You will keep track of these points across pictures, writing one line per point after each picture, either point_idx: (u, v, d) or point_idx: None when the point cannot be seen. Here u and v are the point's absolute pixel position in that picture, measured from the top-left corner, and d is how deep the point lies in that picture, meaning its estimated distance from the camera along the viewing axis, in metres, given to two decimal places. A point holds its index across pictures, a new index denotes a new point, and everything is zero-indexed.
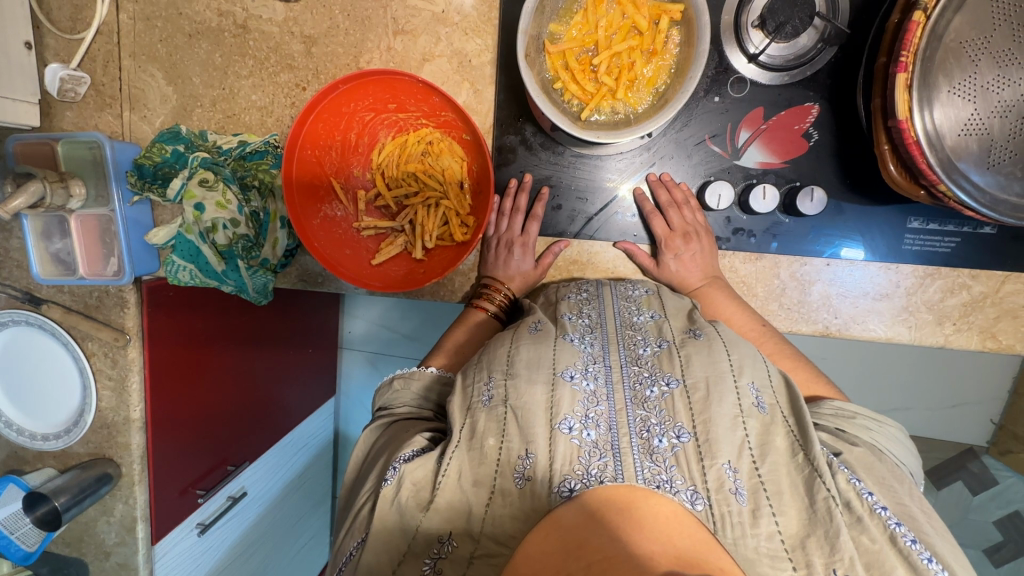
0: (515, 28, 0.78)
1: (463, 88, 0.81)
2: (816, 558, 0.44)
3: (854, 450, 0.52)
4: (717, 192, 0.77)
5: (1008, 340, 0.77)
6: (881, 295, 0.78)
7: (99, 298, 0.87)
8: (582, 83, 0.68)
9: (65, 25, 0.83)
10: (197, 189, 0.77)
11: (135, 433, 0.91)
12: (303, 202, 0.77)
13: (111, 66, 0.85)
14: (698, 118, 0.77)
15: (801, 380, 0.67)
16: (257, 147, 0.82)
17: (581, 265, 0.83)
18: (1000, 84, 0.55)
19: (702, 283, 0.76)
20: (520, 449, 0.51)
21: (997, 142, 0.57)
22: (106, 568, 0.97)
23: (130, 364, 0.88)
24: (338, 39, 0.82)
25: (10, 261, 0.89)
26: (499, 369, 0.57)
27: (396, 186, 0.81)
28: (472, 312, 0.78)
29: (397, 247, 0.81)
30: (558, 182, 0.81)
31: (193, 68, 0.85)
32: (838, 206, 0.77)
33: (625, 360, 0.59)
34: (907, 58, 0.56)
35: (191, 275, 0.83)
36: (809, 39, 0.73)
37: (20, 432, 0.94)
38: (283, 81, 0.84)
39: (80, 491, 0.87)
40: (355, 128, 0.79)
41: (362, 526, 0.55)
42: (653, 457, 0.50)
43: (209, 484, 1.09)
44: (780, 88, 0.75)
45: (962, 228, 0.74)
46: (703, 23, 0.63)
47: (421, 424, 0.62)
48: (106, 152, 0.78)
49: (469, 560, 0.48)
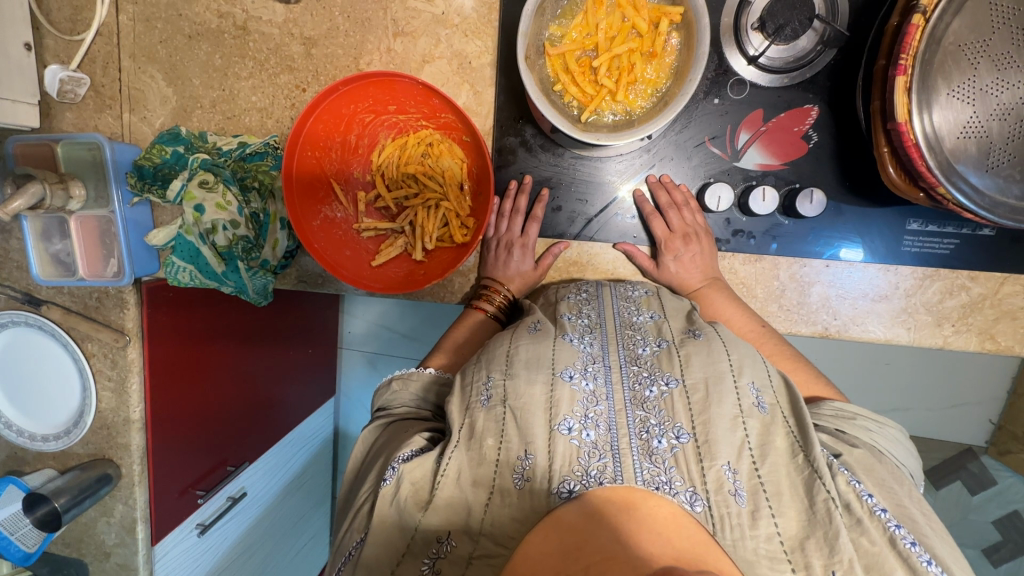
0: (515, 30, 0.78)
1: (462, 89, 0.82)
2: (815, 559, 0.44)
3: (854, 451, 0.53)
4: (717, 194, 0.77)
5: (1007, 341, 0.77)
6: (880, 296, 0.78)
7: (99, 299, 0.87)
8: (582, 85, 0.68)
9: (65, 26, 0.83)
10: (198, 191, 0.77)
11: (135, 434, 0.91)
12: (303, 203, 0.77)
13: (111, 67, 0.85)
14: (698, 120, 0.77)
15: (800, 382, 0.67)
16: (257, 148, 0.82)
17: (581, 266, 0.83)
18: (998, 88, 0.56)
19: (702, 285, 0.76)
20: (519, 449, 0.52)
21: (996, 145, 0.57)
22: (106, 569, 0.97)
23: (130, 364, 0.88)
24: (338, 41, 0.82)
25: (9, 262, 0.89)
26: (498, 369, 0.57)
27: (396, 188, 0.81)
28: (472, 313, 0.78)
29: (397, 248, 0.81)
30: (558, 183, 0.82)
31: (193, 69, 0.85)
32: (837, 208, 0.77)
33: (625, 360, 0.59)
34: (907, 62, 0.57)
35: (191, 276, 0.83)
36: (809, 41, 0.73)
37: (20, 432, 0.94)
38: (283, 82, 0.84)
39: (80, 492, 0.87)
40: (354, 130, 0.79)
41: (362, 525, 0.55)
42: (653, 458, 0.50)
43: (209, 484, 1.09)
44: (780, 90, 0.76)
45: (961, 230, 0.75)
46: (703, 25, 0.63)
47: (420, 424, 0.63)
48: (106, 153, 0.78)
49: (468, 560, 0.48)
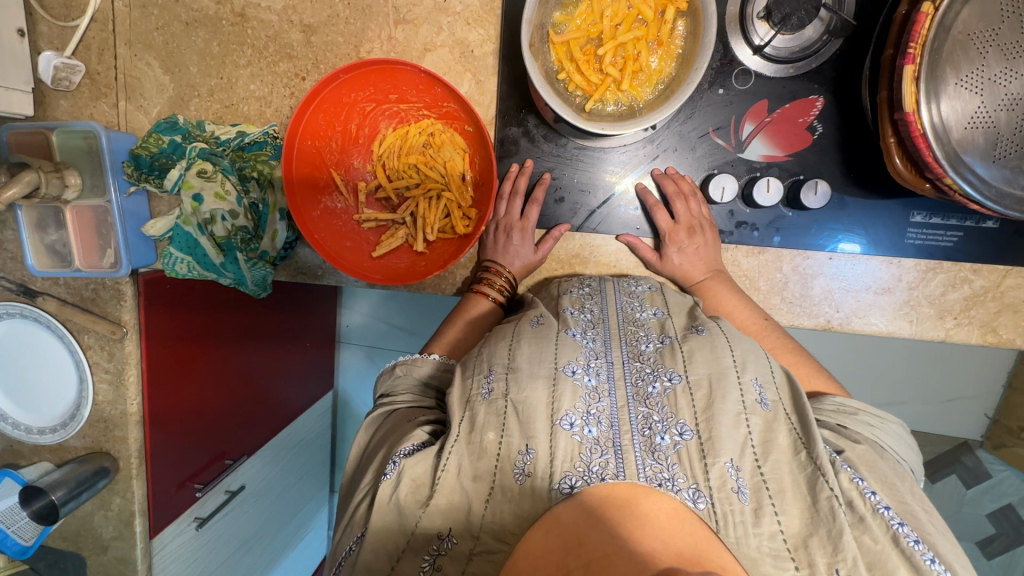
0: (517, 18, 0.77)
1: (465, 79, 0.81)
2: (818, 557, 0.44)
3: (856, 448, 0.52)
4: (721, 185, 0.76)
5: (1008, 334, 0.77)
6: (883, 289, 0.78)
7: (95, 291, 0.86)
8: (586, 74, 0.67)
9: (59, 12, 0.81)
10: (196, 180, 0.76)
11: (132, 427, 0.90)
12: (303, 193, 0.76)
13: (106, 54, 0.84)
14: (702, 111, 0.77)
15: (802, 375, 0.67)
16: (257, 138, 0.82)
17: (583, 259, 0.83)
18: (1007, 78, 0.55)
19: (704, 277, 0.76)
20: (520, 444, 0.51)
21: (1004, 136, 0.56)
22: (102, 563, 0.96)
23: (127, 358, 0.87)
24: (338, 28, 0.81)
25: (5, 254, 0.88)
26: (500, 362, 0.57)
27: (396, 178, 0.80)
28: (473, 299, 0.78)
29: (398, 239, 0.80)
30: (561, 174, 0.81)
31: (190, 57, 0.84)
32: (841, 200, 0.76)
33: (627, 356, 0.59)
34: (915, 50, 0.56)
35: (189, 267, 0.81)
36: (815, 30, 0.72)
37: (15, 425, 0.92)
38: (282, 70, 0.83)
39: (76, 486, 0.86)
40: (355, 119, 0.78)
41: (360, 522, 0.54)
42: (655, 455, 0.50)
43: (207, 479, 1.09)
44: (785, 81, 0.75)
45: (965, 222, 0.74)
46: (710, 13, 0.62)
47: (421, 414, 0.62)
48: (101, 141, 0.77)
49: (468, 557, 0.48)
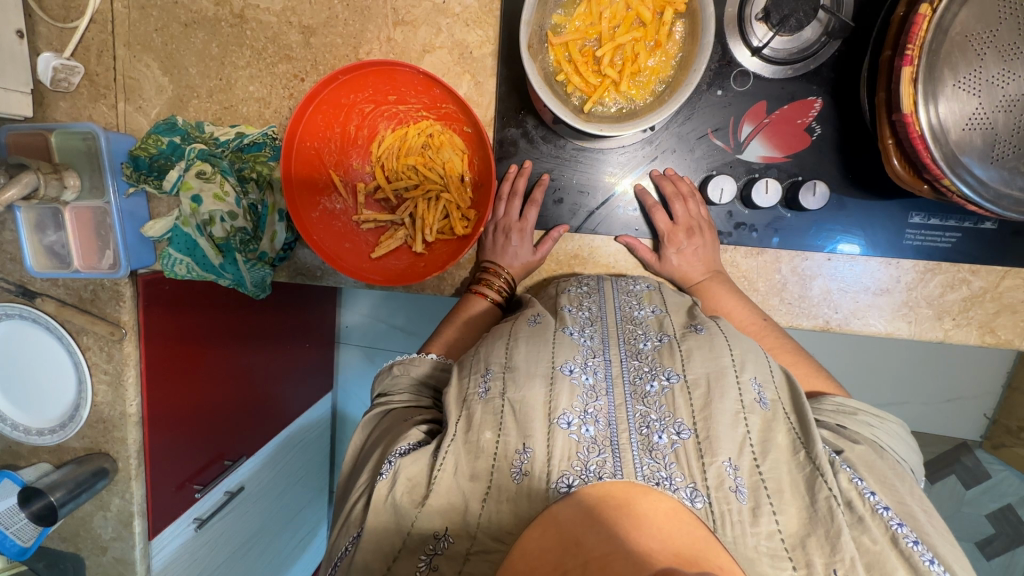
0: (515, 19, 0.77)
1: (463, 80, 0.81)
2: (816, 557, 0.44)
3: (855, 448, 0.52)
4: (719, 186, 0.76)
5: (1007, 335, 0.77)
6: (881, 290, 0.78)
7: (94, 292, 0.86)
8: (585, 75, 0.67)
9: (58, 14, 0.81)
10: (195, 181, 0.76)
11: (131, 429, 0.90)
12: (301, 193, 0.76)
13: (105, 55, 0.84)
14: (700, 112, 0.77)
15: (801, 375, 0.67)
16: (256, 139, 0.82)
17: (582, 259, 0.83)
18: (1004, 79, 0.55)
19: (703, 278, 0.76)
20: (517, 443, 0.51)
21: (1002, 137, 0.56)
22: (101, 564, 0.96)
23: (126, 358, 0.87)
24: (337, 29, 0.81)
25: (5, 255, 0.88)
26: (498, 362, 0.57)
27: (395, 179, 0.80)
28: (472, 299, 0.77)
29: (396, 240, 0.80)
30: (559, 175, 0.81)
31: (189, 58, 0.84)
32: (839, 201, 0.76)
33: (625, 354, 0.59)
34: (913, 52, 0.56)
35: (189, 268, 0.82)
36: (813, 32, 0.72)
37: (14, 426, 0.92)
38: (281, 71, 0.83)
39: (75, 487, 0.86)
40: (354, 120, 0.78)
41: (357, 521, 0.54)
42: (653, 454, 0.50)
43: (206, 479, 1.08)
44: (783, 82, 0.75)
45: (963, 223, 0.74)
46: (707, 15, 0.62)
47: (419, 414, 0.62)
48: (100, 142, 0.77)
49: (465, 556, 0.48)
